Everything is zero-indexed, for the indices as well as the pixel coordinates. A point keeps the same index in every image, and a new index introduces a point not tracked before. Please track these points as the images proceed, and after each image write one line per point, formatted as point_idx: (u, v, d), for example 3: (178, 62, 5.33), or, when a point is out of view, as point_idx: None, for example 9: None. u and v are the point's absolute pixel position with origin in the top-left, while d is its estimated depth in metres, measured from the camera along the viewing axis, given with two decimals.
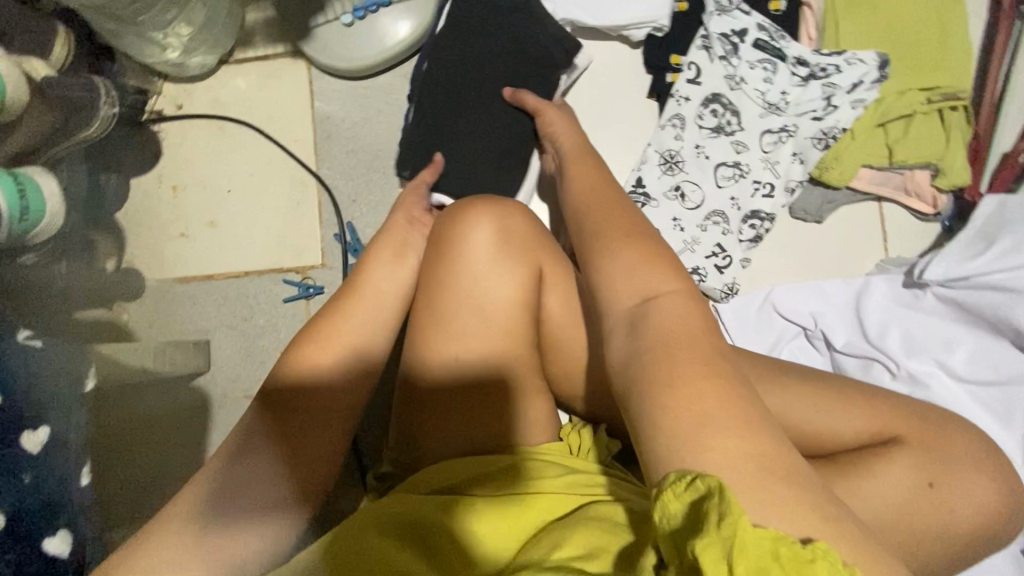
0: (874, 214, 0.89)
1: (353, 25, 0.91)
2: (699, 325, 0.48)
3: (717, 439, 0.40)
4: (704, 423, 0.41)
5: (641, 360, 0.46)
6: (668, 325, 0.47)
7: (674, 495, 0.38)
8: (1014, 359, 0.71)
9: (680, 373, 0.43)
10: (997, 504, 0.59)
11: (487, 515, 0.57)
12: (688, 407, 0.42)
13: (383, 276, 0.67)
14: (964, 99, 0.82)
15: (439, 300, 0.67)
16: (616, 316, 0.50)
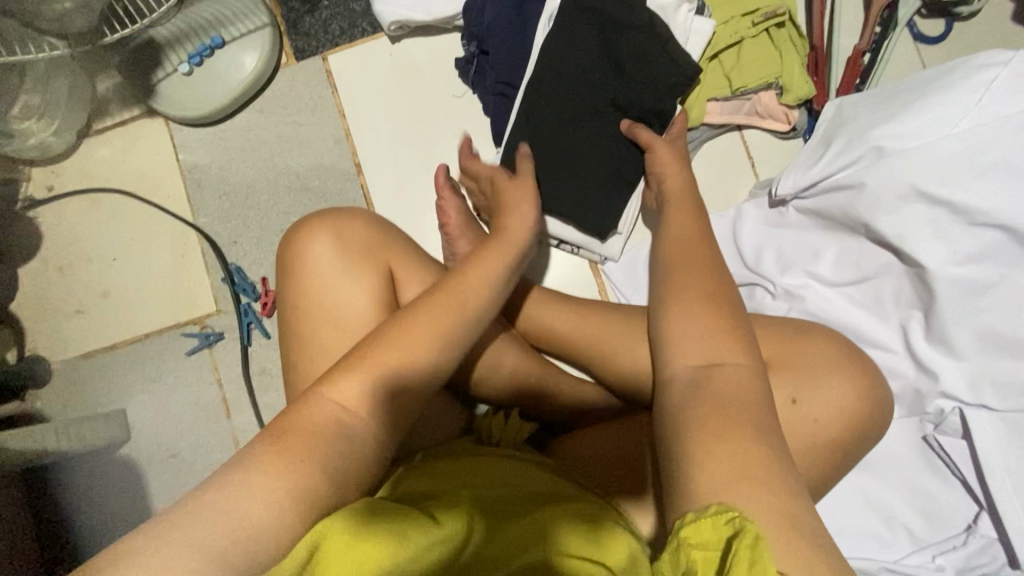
0: (737, 143, 0.90)
1: (193, 73, 0.92)
2: (750, 394, 0.54)
3: (722, 465, 0.49)
4: (732, 478, 0.48)
5: (688, 411, 0.53)
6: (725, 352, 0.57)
7: (707, 526, 0.45)
8: (871, 255, 0.70)
9: (714, 436, 0.50)
10: (860, 402, 0.61)
11: (508, 507, 0.58)
12: (726, 456, 0.49)
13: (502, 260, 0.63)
14: (788, 13, 0.83)
15: (297, 319, 0.68)
16: (680, 368, 0.57)
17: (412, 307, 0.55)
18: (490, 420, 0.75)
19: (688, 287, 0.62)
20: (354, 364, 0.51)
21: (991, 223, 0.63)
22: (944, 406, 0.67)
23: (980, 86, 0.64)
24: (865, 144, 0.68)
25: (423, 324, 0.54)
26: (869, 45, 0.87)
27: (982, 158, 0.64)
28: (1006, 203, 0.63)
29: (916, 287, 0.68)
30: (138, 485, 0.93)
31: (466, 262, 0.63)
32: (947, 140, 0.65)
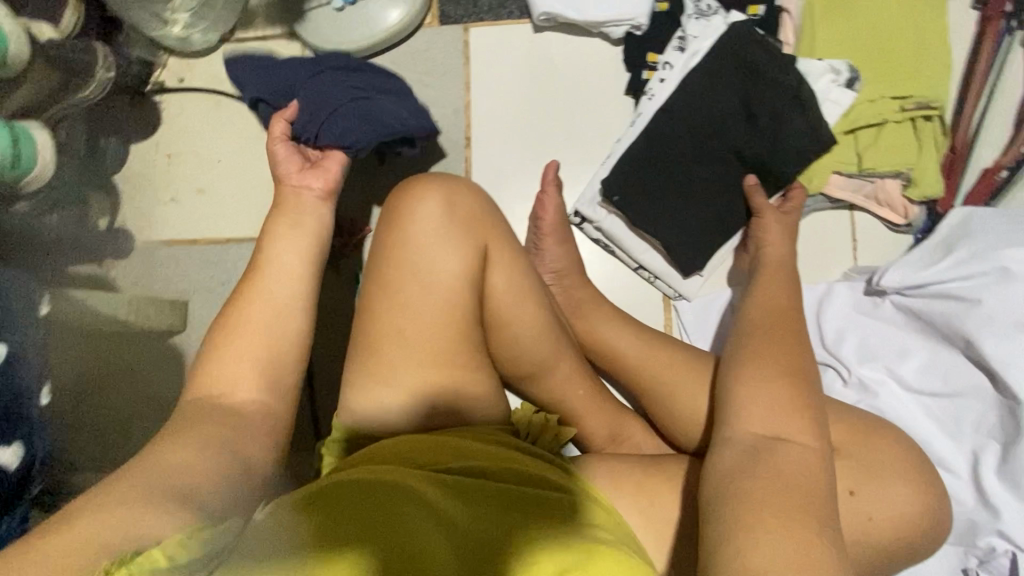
0: (846, 223, 0.88)
1: (344, 11, 0.96)
2: (817, 477, 0.53)
3: (785, 551, 0.47)
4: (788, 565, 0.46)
5: (749, 479, 0.52)
6: (777, 415, 0.57)
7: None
8: (963, 372, 0.68)
9: (777, 513, 0.49)
10: (917, 515, 0.59)
11: (493, 513, 0.56)
12: (778, 537, 0.47)
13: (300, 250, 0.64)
14: (938, 109, 0.81)
15: (387, 268, 0.70)
16: (739, 435, 0.57)
17: (208, 359, 0.58)
18: (530, 417, 0.77)
19: (767, 357, 0.63)
20: (221, 352, 0.58)
21: None
22: (996, 545, 0.64)
23: None
24: (991, 262, 0.67)
25: (262, 308, 0.60)
26: (1013, 162, 0.84)
27: None
28: None
29: (1002, 418, 0.66)
30: (178, 377, 0.96)
31: (264, 242, 0.64)
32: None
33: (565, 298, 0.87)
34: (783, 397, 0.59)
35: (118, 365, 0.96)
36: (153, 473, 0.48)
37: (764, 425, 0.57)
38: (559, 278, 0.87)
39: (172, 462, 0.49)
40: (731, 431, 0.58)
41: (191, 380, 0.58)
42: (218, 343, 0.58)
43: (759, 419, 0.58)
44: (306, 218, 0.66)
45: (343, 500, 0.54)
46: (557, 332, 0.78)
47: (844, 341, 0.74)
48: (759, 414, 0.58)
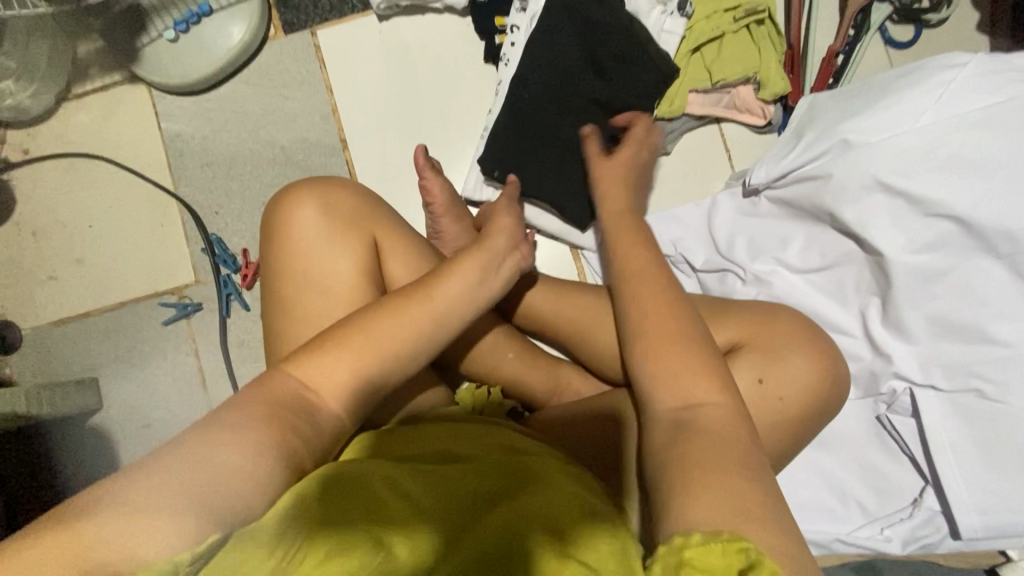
0: (717, 136, 0.93)
1: (178, 40, 0.92)
2: (735, 434, 0.53)
3: (715, 502, 0.47)
4: (726, 513, 0.46)
5: (669, 438, 0.53)
6: (686, 377, 0.57)
7: (716, 550, 0.43)
8: (835, 243, 0.74)
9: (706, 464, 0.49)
10: (820, 381, 0.64)
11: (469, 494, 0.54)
12: (715, 496, 0.47)
13: (461, 292, 0.60)
14: (767, 11, 0.86)
15: (281, 291, 0.68)
16: (660, 413, 0.56)
17: (313, 355, 0.53)
18: (471, 393, 0.77)
19: (668, 310, 0.61)
20: (320, 355, 0.53)
21: (946, 214, 0.67)
22: (897, 386, 0.71)
23: (941, 84, 0.68)
24: (833, 137, 0.72)
25: (364, 348, 0.54)
26: (843, 47, 0.90)
27: (939, 152, 0.67)
28: (960, 198, 0.66)
29: (875, 274, 0.71)
30: (112, 455, 0.93)
31: (384, 306, 0.57)
32: (911, 133, 0.68)
33: None
34: (690, 360, 0.57)
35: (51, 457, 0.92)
36: (173, 469, 0.43)
37: (676, 394, 0.56)
38: None
39: (205, 453, 0.44)
40: (649, 409, 0.57)
41: (281, 375, 0.52)
42: (325, 339, 0.54)
43: (671, 383, 0.57)
44: (491, 284, 0.63)
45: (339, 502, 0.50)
46: None
47: (733, 247, 0.79)
48: (671, 385, 0.57)
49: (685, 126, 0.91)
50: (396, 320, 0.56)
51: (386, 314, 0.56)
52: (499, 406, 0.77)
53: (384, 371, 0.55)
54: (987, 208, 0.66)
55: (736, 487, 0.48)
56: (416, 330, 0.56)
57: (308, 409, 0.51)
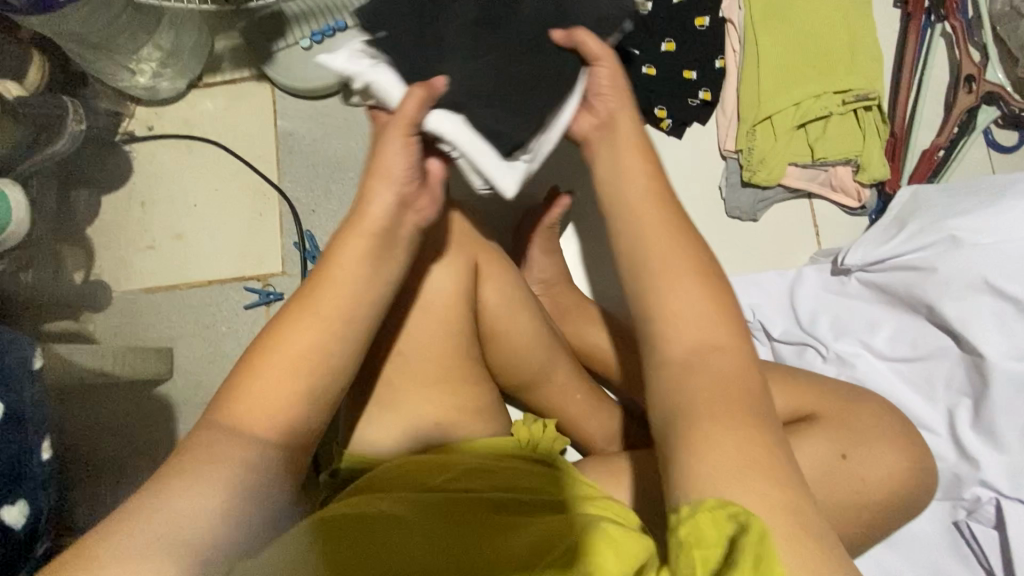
0: (806, 211, 0.94)
1: (312, 50, 0.96)
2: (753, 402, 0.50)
3: (743, 494, 0.45)
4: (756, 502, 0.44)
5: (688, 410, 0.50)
6: (703, 338, 0.53)
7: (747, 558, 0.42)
8: (930, 336, 0.73)
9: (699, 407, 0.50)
10: (904, 474, 0.63)
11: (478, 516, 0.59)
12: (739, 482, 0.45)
13: (358, 255, 0.56)
14: (876, 99, 0.89)
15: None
16: (669, 391, 0.52)
17: (247, 374, 0.52)
18: (528, 428, 0.74)
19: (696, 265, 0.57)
20: (254, 372, 0.52)
21: None
22: (981, 494, 0.69)
23: None
24: (940, 232, 0.72)
25: (293, 346, 0.52)
26: (946, 143, 0.91)
27: None
28: None
29: (970, 374, 0.71)
30: (172, 425, 0.95)
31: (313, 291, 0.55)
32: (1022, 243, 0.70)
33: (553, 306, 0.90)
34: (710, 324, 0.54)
35: (116, 417, 0.95)
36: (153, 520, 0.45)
37: (696, 353, 0.52)
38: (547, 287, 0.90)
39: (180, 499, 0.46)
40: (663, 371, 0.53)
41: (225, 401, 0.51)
42: (254, 352, 0.53)
43: (682, 343, 0.53)
44: (396, 244, 0.58)
45: (342, 531, 0.55)
46: (548, 345, 0.77)
47: (820, 324, 0.78)
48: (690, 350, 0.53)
49: (779, 197, 0.93)
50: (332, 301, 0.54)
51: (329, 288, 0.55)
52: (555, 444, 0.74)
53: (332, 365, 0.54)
54: None
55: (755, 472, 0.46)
56: (343, 321, 0.54)
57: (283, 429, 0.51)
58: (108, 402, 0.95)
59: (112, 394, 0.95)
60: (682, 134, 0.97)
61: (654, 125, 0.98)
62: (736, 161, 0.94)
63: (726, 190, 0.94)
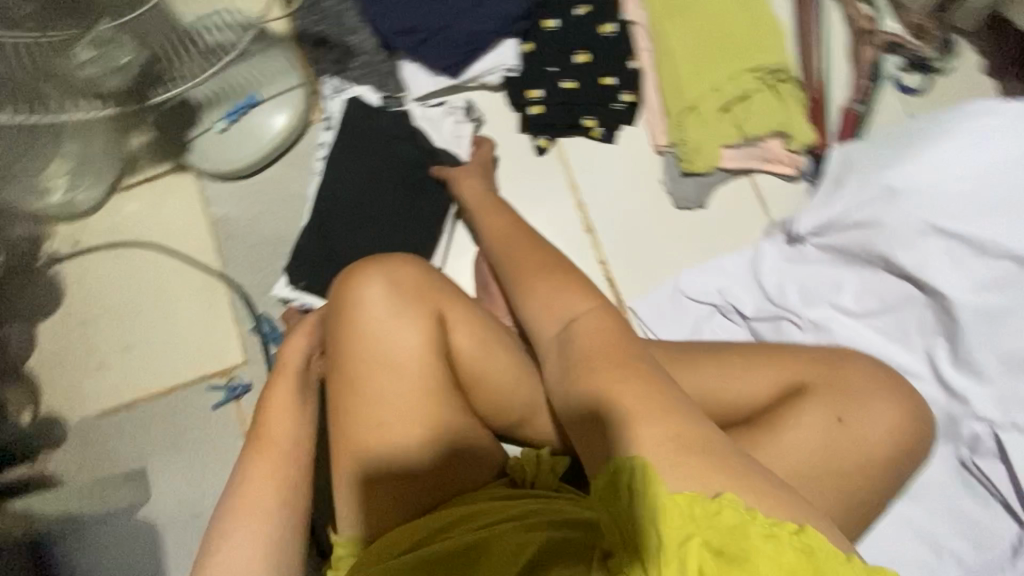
0: (749, 188, 0.96)
1: (229, 130, 0.95)
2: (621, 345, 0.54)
3: (686, 467, 0.44)
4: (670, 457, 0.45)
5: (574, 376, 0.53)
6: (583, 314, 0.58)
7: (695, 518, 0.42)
8: (893, 287, 0.75)
9: (611, 379, 0.50)
10: (904, 425, 0.64)
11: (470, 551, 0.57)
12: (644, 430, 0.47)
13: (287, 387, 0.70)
14: (787, 71, 0.92)
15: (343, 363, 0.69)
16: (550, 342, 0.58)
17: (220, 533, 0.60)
18: (521, 463, 0.72)
19: (530, 271, 0.65)
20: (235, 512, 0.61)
21: (1002, 254, 0.70)
22: (979, 430, 0.70)
23: (973, 133, 0.73)
24: (877, 186, 0.75)
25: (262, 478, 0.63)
26: (861, 97, 0.95)
27: (985, 196, 0.72)
28: (1014, 238, 0.70)
29: (938, 315, 0.72)
30: (158, 549, 0.89)
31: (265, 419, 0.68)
32: (954, 181, 0.72)
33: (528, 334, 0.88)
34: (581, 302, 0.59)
35: (96, 556, 0.88)
36: None
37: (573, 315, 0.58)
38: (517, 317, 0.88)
39: None
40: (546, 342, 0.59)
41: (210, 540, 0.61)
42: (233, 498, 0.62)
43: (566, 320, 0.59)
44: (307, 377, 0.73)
45: None
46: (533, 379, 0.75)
47: (788, 296, 0.80)
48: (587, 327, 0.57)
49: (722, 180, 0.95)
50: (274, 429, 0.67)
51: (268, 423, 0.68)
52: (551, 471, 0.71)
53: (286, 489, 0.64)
54: None
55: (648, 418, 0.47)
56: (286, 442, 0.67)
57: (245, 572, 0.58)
58: (84, 542, 0.88)
59: (87, 532, 0.89)
60: (615, 139, 0.99)
61: (585, 136, 0.99)
62: (671, 154, 0.96)
63: (669, 184, 0.96)
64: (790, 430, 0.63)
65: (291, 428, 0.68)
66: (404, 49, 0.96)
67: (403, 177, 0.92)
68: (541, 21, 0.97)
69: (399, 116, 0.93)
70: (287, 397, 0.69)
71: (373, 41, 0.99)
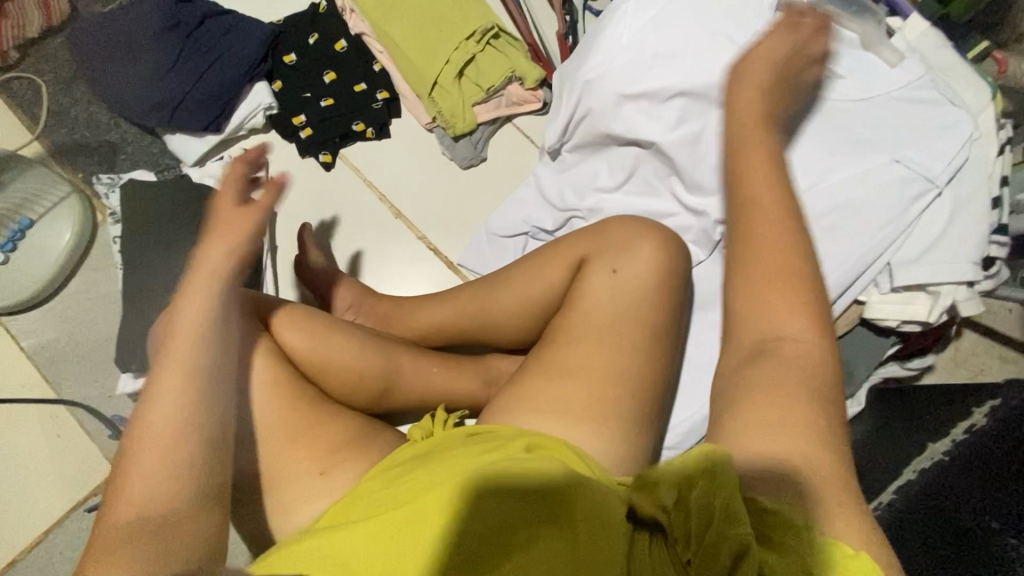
0: (513, 131, 1.11)
1: (10, 259, 0.95)
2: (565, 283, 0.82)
3: (606, 353, 0.74)
4: (604, 355, 0.74)
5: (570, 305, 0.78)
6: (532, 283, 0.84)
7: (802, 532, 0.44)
8: (624, 156, 0.92)
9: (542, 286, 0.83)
10: (663, 253, 0.78)
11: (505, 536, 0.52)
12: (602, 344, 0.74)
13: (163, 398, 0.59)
14: (497, 27, 1.07)
15: (170, 352, 0.61)
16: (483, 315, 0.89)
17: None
18: (418, 425, 0.78)
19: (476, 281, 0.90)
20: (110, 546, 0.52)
21: (675, 95, 0.86)
22: (724, 230, 0.87)
23: (624, 12, 0.88)
24: (577, 85, 0.90)
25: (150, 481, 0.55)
26: (567, 30, 1.12)
27: (648, 57, 0.87)
28: (678, 79, 0.85)
29: (660, 160, 0.89)
30: None
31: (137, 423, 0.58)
32: (622, 54, 0.88)
33: (374, 320, 0.94)
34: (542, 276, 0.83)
35: None
36: None
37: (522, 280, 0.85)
38: (359, 309, 0.95)
39: None
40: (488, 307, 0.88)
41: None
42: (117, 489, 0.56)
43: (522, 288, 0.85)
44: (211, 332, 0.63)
45: None
46: (374, 350, 0.82)
47: (562, 197, 0.94)
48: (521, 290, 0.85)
49: (490, 131, 1.08)
50: (154, 449, 0.56)
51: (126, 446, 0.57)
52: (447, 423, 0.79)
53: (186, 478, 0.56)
54: (698, 77, 0.85)
55: (620, 334, 0.75)
56: (161, 459, 0.56)
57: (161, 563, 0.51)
58: None
59: None
60: (389, 133, 1.09)
61: (363, 140, 1.08)
62: (439, 128, 1.07)
63: (448, 151, 1.07)
64: (586, 296, 0.77)
65: (181, 407, 0.58)
66: (161, 123, 1.01)
67: (206, 233, 0.96)
68: (280, 59, 1.06)
69: (178, 185, 0.97)
70: (198, 366, 0.61)
71: (134, 129, 1.05)
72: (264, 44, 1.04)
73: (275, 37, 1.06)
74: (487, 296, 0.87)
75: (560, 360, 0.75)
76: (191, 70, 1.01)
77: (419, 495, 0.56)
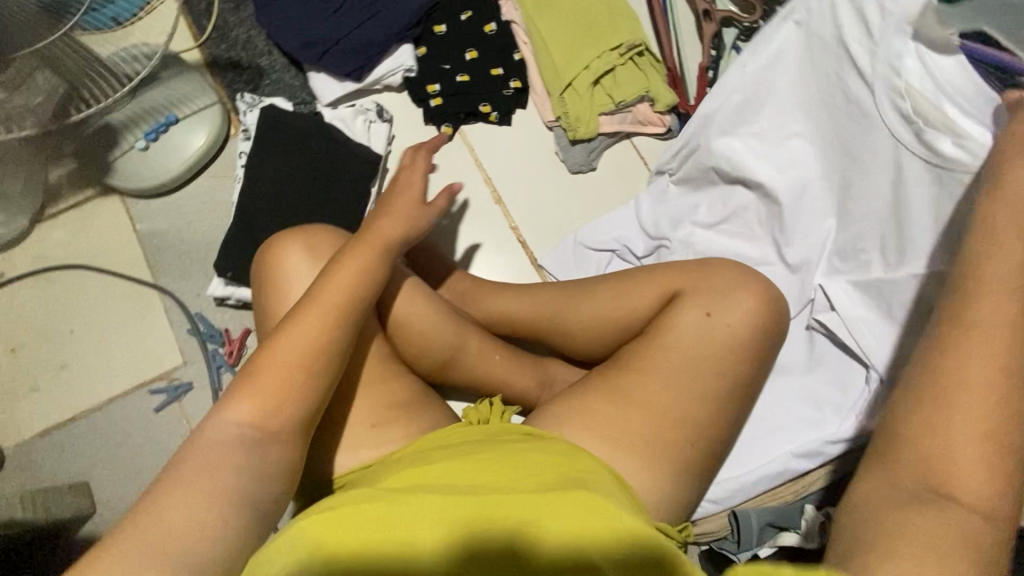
0: (630, 149, 1.10)
1: (149, 148, 1.02)
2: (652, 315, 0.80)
3: (677, 391, 0.73)
4: (675, 393, 0.73)
5: (651, 334, 0.77)
6: (619, 307, 0.82)
7: None
8: (730, 198, 0.94)
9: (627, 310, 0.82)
10: (762, 310, 0.75)
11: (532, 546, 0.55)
12: (675, 383, 0.73)
13: (292, 345, 0.63)
14: (644, 45, 1.08)
15: (327, 286, 0.67)
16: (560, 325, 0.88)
17: (167, 483, 0.55)
18: (478, 410, 0.80)
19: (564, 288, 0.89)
20: (201, 463, 0.57)
21: (792, 154, 0.90)
22: None
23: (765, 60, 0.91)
24: (700, 119, 0.93)
25: (254, 415, 0.60)
26: (711, 64, 1.11)
27: (773, 112, 0.91)
28: (797, 141, 0.90)
29: (763, 209, 0.92)
30: None
31: (262, 357, 0.63)
32: (751, 103, 0.91)
33: (452, 293, 0.96)
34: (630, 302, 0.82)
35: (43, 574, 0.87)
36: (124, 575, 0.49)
37: (610, 299, 0.84)
38: (440, 279, 0.97)
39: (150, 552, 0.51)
40: (566, 313, 0.87)
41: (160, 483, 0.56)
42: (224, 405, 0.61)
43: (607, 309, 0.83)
44: (342, 294, 0.67)
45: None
46: (450, 325, 0.84)
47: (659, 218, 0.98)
48: (606, 308, 0.83)
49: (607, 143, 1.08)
50: (267, 388, 0.62)
51: (252, 376, 0.62)
52: (505, 416, 0.80)
53: (285, 426, 0.61)
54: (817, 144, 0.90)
55: (697, 379, 0.73)
56: (274, 400, 0.61)
57: (249, 492, 0.57)
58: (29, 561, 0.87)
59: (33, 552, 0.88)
60: (511, 121, 1.11)
61: (485, 122, 1.11)
62: (559, 128, 1.09)
63: (562, 152, 1.09)
64: (671, 331, 0.75)
65: (299, 362, 0.63)
66: (309, 61, 1.06)
67: (321, 169, 1.00)
68: (431, 27, 1.10)
69: (309, 121, 1.02)
70: (320, 326, 0.64)
71: (283, 60, 1.11)
72: (424, 11, 1.08)
73: (435, 6, 1.09)
74: (570, 303, 0.87)
75: (630, 386, 0.74)
76: (350, 18, 1.06)
77: (478, 486, 0.61)
